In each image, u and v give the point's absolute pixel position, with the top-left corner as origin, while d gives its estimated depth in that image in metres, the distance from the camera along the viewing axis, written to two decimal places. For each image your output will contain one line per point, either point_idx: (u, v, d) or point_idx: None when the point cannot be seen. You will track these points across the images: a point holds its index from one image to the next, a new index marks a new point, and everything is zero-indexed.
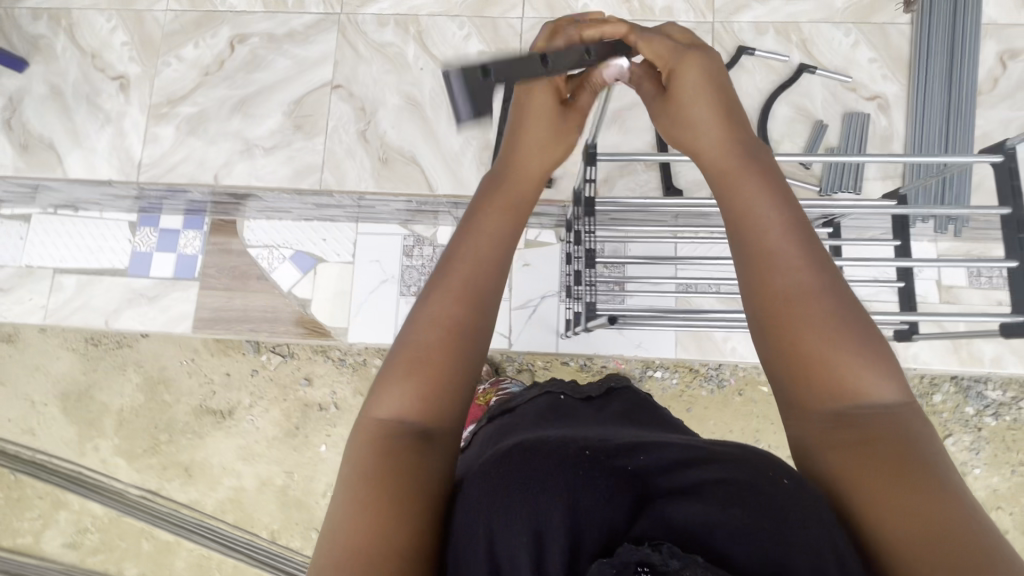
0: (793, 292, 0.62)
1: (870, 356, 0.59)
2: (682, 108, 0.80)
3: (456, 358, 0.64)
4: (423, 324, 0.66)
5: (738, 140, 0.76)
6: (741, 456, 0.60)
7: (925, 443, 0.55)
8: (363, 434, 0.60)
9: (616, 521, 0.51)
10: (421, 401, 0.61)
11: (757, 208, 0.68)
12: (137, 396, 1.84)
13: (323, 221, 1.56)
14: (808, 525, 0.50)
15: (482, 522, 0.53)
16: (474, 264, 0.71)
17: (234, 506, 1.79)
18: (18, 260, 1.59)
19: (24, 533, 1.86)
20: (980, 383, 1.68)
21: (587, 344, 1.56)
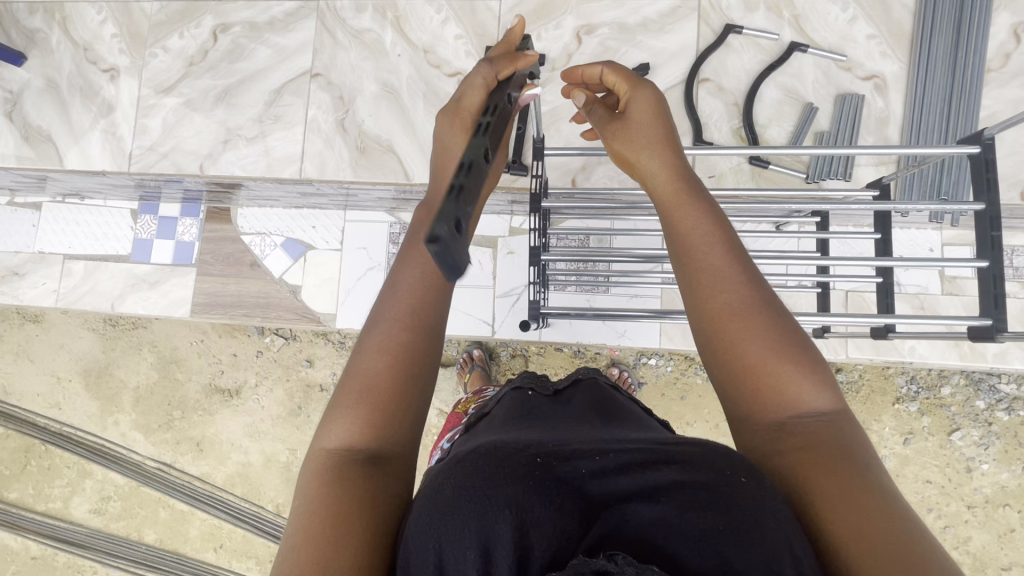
0: (736, 318, 0.61)
1: (806, 369, 0.60)
2: (631, 126, 0.75)
3: (407, 385, 0.61)
4: (371, 351, 0.62)
5: (673, 147, 0.74)
6: (696, 444, 0.54)
7: (853, 443, 0.56)
8: (313, 465, 0.57)
9: (568, 531, 0.48)
10: (372, 425, 0.58)
11: (698, 229, 0.67)
12: (151, 374, 1.93)
13: (312, 209, 1.59)
14: (768, 526, 0.48)
15: (431, 536, 0.49)
16: (416, 286, 0.65)
17: (242, 480, 1.88)
18: (32, 246, 1.67)
19: (53, 500, 1.98)
20: (993, 376, 1.61)
21: (571, 333, 1.56)
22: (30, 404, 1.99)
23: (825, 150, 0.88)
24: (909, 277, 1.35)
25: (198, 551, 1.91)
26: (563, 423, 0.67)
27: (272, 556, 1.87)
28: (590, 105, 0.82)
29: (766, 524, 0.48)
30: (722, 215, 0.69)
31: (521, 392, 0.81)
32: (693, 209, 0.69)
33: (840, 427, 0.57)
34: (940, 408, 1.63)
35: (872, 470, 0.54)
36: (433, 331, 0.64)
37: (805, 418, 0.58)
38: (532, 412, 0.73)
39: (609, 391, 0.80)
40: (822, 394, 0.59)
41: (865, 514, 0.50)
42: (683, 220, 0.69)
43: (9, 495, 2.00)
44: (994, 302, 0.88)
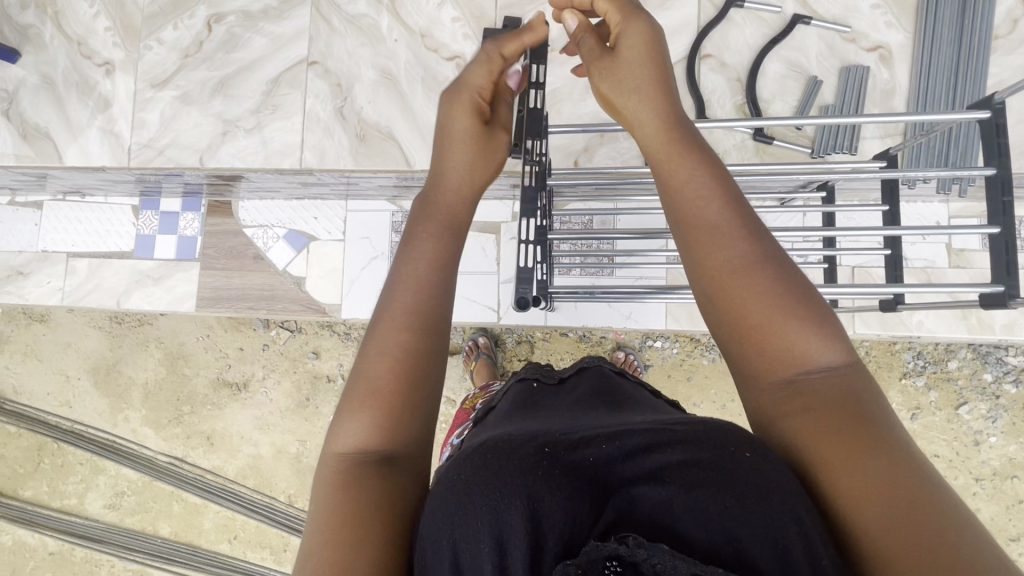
0: (738, 275, 0.60)
1: (816, 324, 0.58)
2: (620, 65, 0.74)
3: (416, 375, 0.60)
4: (377, 342, 0.62)
5: (664, 95, 0.73)
6: (699, 423, 0.54)
7: (863, 397, 0.55)
8: (327, 466, 0.58)
9: (579, 518, 0.47)
10: (383, 429, 0.58)
11: (693, 188, 0.65)
12: (159, 370, 1.94)
13: (313, 200, 1.58)
14: (775, 508, 0.48)
15: (446, 534, 0.50)
16: (419, 284, 0.65)
17: (254, 472, 1.90)
18: (35, 246, 1.67)
19: (68, 496, 2.00)
20: (1000, 349, 1.61)
21: (575, 318, 1.56)
22: (41, 403, 2.00)
23: (830, 121, 0.86)
24: (915, 251, 1.34)
25: (213, 542, 1.93)
26: (569, 411, 0.67)
27: (286, 546, 1.89)
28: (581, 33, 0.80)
29: (772, 501, 0.48)
30: (717, 163, 0.68)
31: (527, 383, 0.81)
32: (685, 164, 0.67)
33: (847, 383, 0.56)
34: (947, 382, 1.63)
35: (882, 427, 0.53)
36: (439, 330, 0.64)
37: (810, 372, 0.56)
38: (538, 403, 0.73)
39: (612, 377, 0.81)
40: (829, 346, 0.57)
41: (876, 479, 0.50)
42: (674, 174, 0.67)
43: (24, 493, 2.02)
44: (1006, 270, 0.87)
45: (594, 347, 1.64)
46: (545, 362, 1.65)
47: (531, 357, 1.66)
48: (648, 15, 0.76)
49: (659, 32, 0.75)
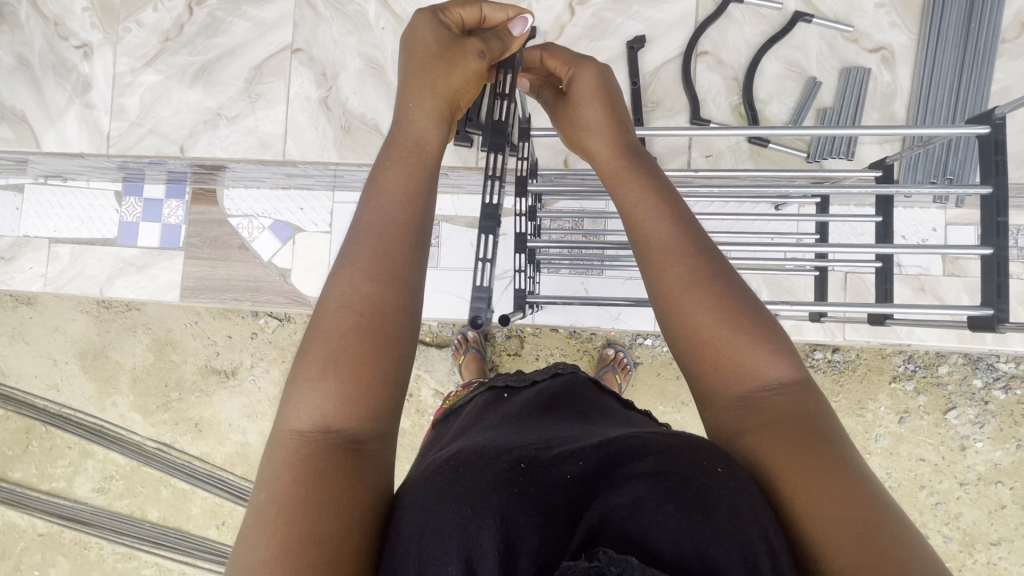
0: (687, 296, 0.59)
1: (764, 341, 0.58)
2: (575, 109, 0.77)
3: (376, 346, 0.56)
4: (334, 308, 0.57)
5: (618, 122, 0.75)
6: (674, 436, 0.53)
7: (819, 418, 0.55)
8: (285, 451, 0.53)
9: (555, 536, 0.48)
10: (347, 401, 0.54)
11: (650, 207, 0.65)
12: (147, 356, 1.93)
13: (299, 190, 1.55)
14: (745, 520, 0.47)
15: (413, 551, 0.48)
16: (387, 230, 0.61)
17: (241, 460, 1.89)
18: (16, 230, 1.64)
19: (56, 479, 2.00)
20: (992, 355, 1.60)
21: (565, 315, 1.55)
22: (28, 386, 1.99)
23: (817, 130, 0.82)
24: (909, 257, 1.32)
25: (201, 527, 1.93)
26: (536, 420, 0.66)
27: None
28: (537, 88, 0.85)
29: (743, 511, 0.47)
30: (668, 184, 0.69)
31: (496, 393, 0.79)
32: (641, 182, 0.68)
33: (803, 401, 0.56)
34: (936, 386, 1.62)
35: (842, 450, 0.52)
36: (410, 284, 0.60)
37: (766, 391, 0.56)
38: (509, 410, 0.71)
39: (587, 387, 0.78)
40: (781, 362, 0.57)
41: (838, 502, 0.48)
42: (631, 193, 0.67)
43: (13, 474, 2.02)
44: (998, 292, 0.85)
45: (584, 343, 1.64)
46: (535, 357, 1.65)
47: (520, 352, 1.65)
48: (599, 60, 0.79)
49: (610, 72, 0.77)
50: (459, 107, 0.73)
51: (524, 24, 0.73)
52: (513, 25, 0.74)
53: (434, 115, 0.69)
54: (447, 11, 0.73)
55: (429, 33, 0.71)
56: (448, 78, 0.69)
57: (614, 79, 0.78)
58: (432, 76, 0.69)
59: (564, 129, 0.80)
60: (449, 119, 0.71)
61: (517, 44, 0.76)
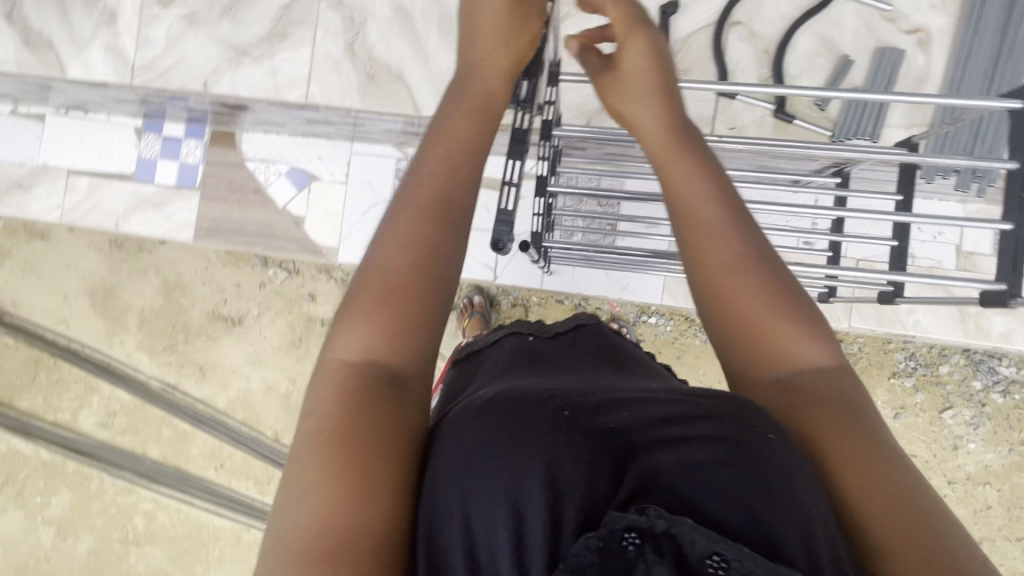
0: (731, 274, 0.61)
1: (804, 325, 0.60)
2: (620, 78, 0.75)
3: (427, 287, 0.58)
4: (389, 246, 0.59)
5: (670, 96, 0.73)
6: (722, 397, 0.54)
7: (857, 400, 0.57)
8: (331, 376, 0.55)
9: (599, 490, 0.48)
10: (390, 341, 0.56)
11: (698, 189, 0.66)
12: (157, 297, 1.96)
13: (318, 138, 1.55)
14: (798, 490, 0.47)
15: (458, 494, 0.50)
16: (441, 177, 0.62)
17: (243, 405, 1.92)
18: (35, 159, 1.65)
19: (63, 411, 2.04)
20: (993, 358, 1.61)
21: (572, 283, 1.57)
22: (39, 318, 2.02)
23: (865, 97, 0.80)
24: (923, 250, 1.31)
25: (200, 468, 1.96)
26: (571, 373, 0.68)
27: (270, 479, 1.92)
28: (582, 55, 0.79)
29: (790, 478, 0.48)
30: (717, 168, 0.69)
31: (521, 336, 0.82)
32: (691, 163, 0.68)
33: (833, 379, 0.58)
34: (935, 385, 1.63)
35: (879, 433, 0.55)
36: (460, 231, 0.61)
37: (800, 370, 0.58)
38: (541, 360, 0.74)
39: (609, 337, 0.84)
40: (817, 343, 0.59)
41: (879, 483, 0.51)
42: (680, 175, 0.68)
43: (19, 403, 2.05)
44: (1013, 268, 0.87)
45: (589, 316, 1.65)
46: None
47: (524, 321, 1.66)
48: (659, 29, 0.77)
49: (663, 44, 0.75)
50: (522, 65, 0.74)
51: None
52: None
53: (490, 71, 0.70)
54: None
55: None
56: (515, 35, 0.71)
57: (666, 52, 0.76)
58: (500, 33, 0.70)
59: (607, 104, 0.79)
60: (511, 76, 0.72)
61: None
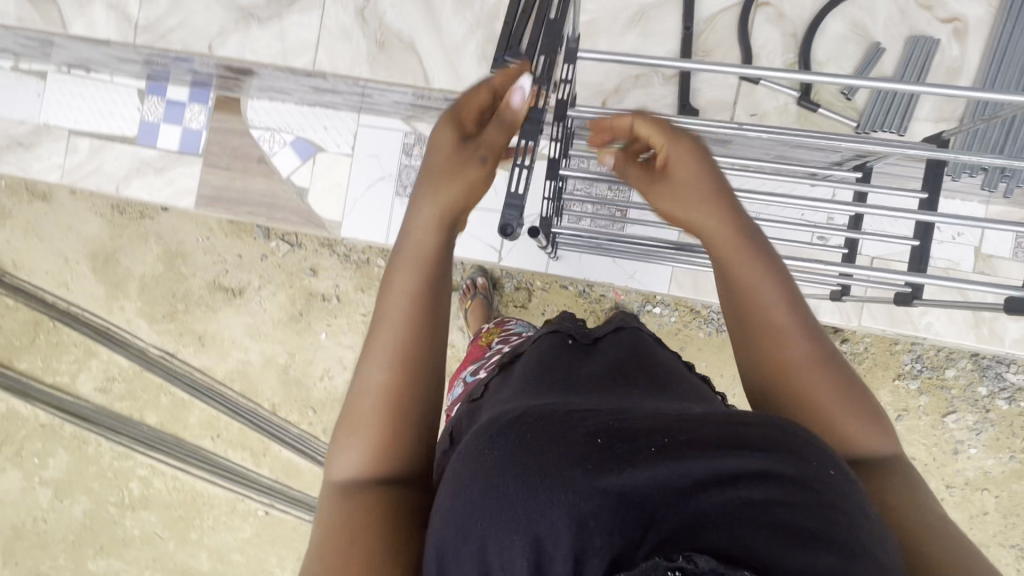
0: (807, 376, 0.63)
1: (873, 423, 0.63)
2: (678, 186, 0.70)
3: (400, 419, 0.62)
4: (361, 389, 0.64)
5: (728, 200, 0.70)
6: (767, 423, 0.51)
7: (915, 483, 0.60)
8: (326, 496, 0.62)
9: (629, 533, 0.45)
10: (372, 461, 0.62)
11: (767, 286, 0.67)
12: (157, 265, 1.94)
13: (325, 108, 1.51)
14: (857, 535, 0.45)
15: (482, 523, 0.50)
16: (404, 331, 0.64)
17: (241, 377, 1.91)
18: (36, 117, 1.62)
19: (61, 374, 2.03)
20: (1002, 364, 1.58)
21: (578, 269, 1.53)
22: (39, 280, 2.00)
23: (892, 86, 0.72)
24: (940, 250, 1.27)
25: (197, 437, 1.96)
26: (608, 390, 0.65)
27: (266, 451, 1.92)
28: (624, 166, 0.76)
29: (839, 519, 0.45)
30: (780, 266, 0.69)
31: (561, 337, 0.80)
32: (760, 265, 0.67)
33: (902, 481, 0.60)
34: (940, 389, 1.61)
35: (936, 509, 0.58)
36: (426, 370, 0.64)
37: (868, 466, 0.62)
38: (578, 372, 0.71)
39: (649, 343, 0.80)
40: (885, 443, 0.63)
41: (951, 549, 0.53)
42: (750, 274, 0.67)
43: (19, 365, 2.05)
44: None
45: (593, 304, 1.62)
46: (541, 312, 1.65)
47: (527, 305, 1.65)
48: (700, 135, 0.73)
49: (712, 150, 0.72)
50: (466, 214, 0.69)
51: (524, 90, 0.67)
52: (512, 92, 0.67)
53: (435, 216, 0.66)
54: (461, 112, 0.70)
55: (444, 131, 0.68)
56: (457, 180, 0.66)
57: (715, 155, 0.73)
58: (442, 181, 0.66)
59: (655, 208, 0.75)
60: (452, 226, 0.68)
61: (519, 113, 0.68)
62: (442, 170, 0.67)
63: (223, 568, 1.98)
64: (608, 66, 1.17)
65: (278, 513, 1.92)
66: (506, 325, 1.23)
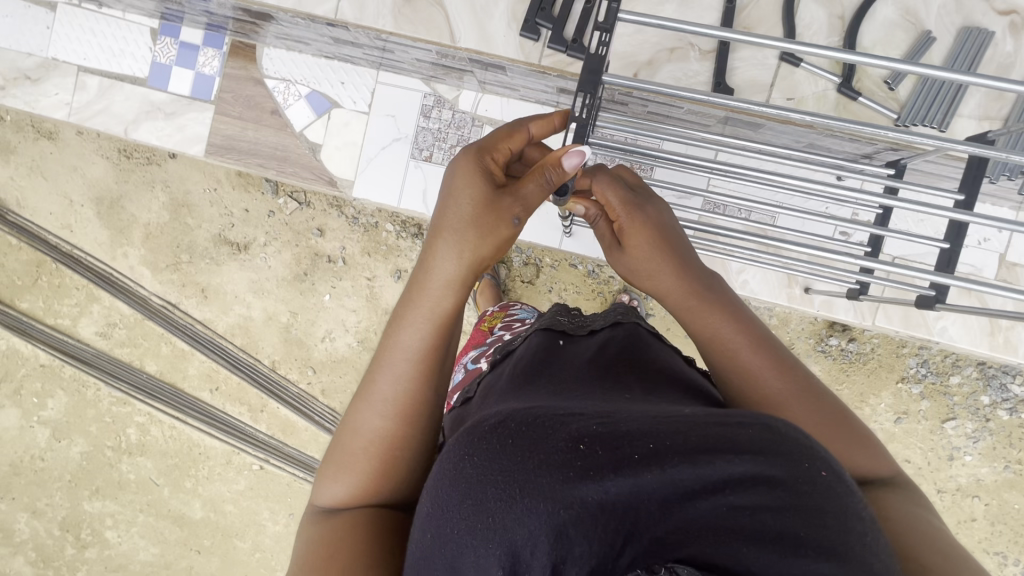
0: (781, 410, 0.64)
1: (859, 441, 0.64)
2: (635, 250, 0.73)
3: (387, 456, 0.66)
4: (351, 433, 0.66)
5: (676, 251, 0.73)
6: (762, 423, 0.46)
7: (914, 503, 0.61)
8: (314, 518, 0.66)
9: (607, 548, 0.45)
10: (358, 491, 0.65)
11: (725, 327, 0.69)
12: (163, 214, 1.91)
13: (343, 63, 1.47)
14: (850, 537, 0.43)
15: (463, 529, 0.49)
16: (410, 381, 0.66)
17: (242, 332, 1.90)
18: (44, 50, 1.57)
19: (62, 316, 2.02)
20: (1007, 374, 1.57)
21: (590, 248, 1.49)
22: (42, 221, 1.97)
23: (939, 75, 0.69)
24: (965, 255, 1.24)
25: (196, 389, 1.97)
26: (597, 389, 0.63)
27: (263, 408, 1.92)
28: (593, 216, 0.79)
29: (825, 522, 0.43)
30: (742, 307, 0.72)
31: (552, 336, 0.81)
32: (714, 315, 0.70)
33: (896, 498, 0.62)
34: (942, 395, 1.60)
35: (934, 523, 0.59)
36: (419, 412, 0.67)
37: (866, 483, 0.63)
38: (565, 370, 0.70)
39: (649, 340, 0.79)
40: (877, 461, 0.65)
41: (946, 555, 0.54)
42: (708, 320, 0.70)
43: (20, 304, 2.03)
44: None
45: (600, 285, 1.61)
46: (547, 289, 1.63)
47: (534, 281, 1.63)
48: (656, 194, 0.77)
49: (664, 212, 0.75)
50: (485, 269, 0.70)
51: (581, 157, 0.68)
52: (569, 154, 0.67)
53: (457, 276, 0.66)
54: (491, 159, 0.69)
55: (473, 183, 0.67)
56: (492, 236, 0.67)
57: (666, 215, 0.76)
58: (475, 235, 0.66)
59: (620, 269, 0.77)
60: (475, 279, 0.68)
61: (568, 177, 0.69)
62: (472, 223, 0.66)
63: (216, 517, 2.00)
64: (644, 36, 1.13)
65: (273, 468, 1.94)
66: (510, 311, 1.20)
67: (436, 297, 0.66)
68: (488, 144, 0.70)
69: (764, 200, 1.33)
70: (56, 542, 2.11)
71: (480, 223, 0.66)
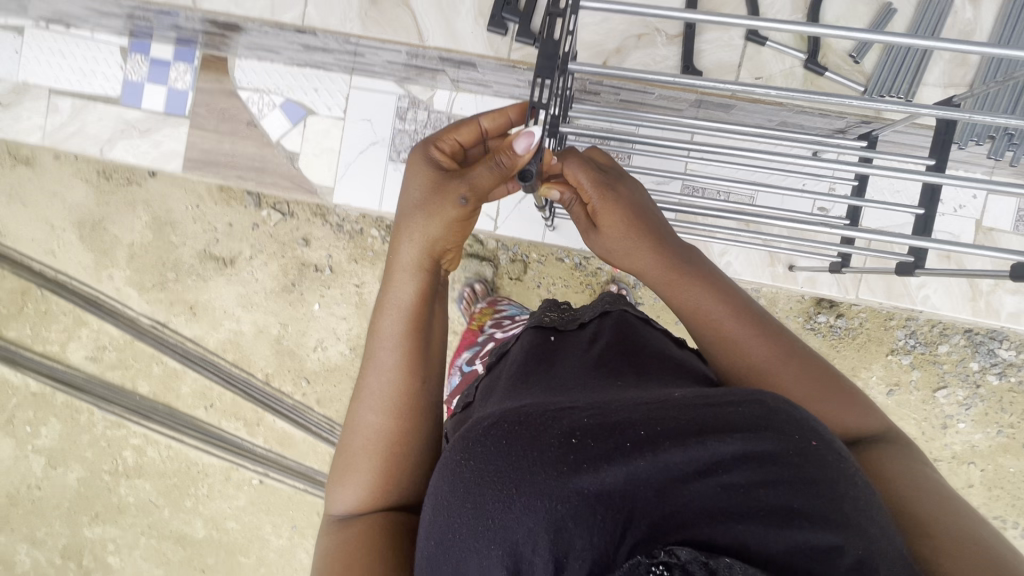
0: (771, 379, 0.65)
1: (853, 403, 0.65)
2: (608, 232, 0.73)
3: (384, 457, 0.65)
4: (350, 438, 0.67)
5: (655, 230, 0.73)
6: (751, 403, 0.48)
7: (914, 460, 0.61)
8: (325, 531, 0.66)
9: (607, 541, 0.44)
10: (363, 498, 0.65)
11: (709, 302, 0.70)
12: (146, 234, 1.89)
13: (316, 70, 1.47)
14: (843, 498, 0.44)
15: (463, 533, 0.48)
16: (387, 373, 0.67)
17: (233, 347, 1.89)
18: (14, 75, 1.56)
19: (51, 342, 2.00)
20: (993, 340, 1.58)
21: (575, 241, 1.50)
22: (24, 248, 1.95)
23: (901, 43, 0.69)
24: (942, 223, 1.26)
25: (190, 407, 1.95)
26: (591, 382, 0.64)
27: (259, 421, 1.91)
28: (567, 200, 0.78)
29: (820, 491, 0.44)
30: (726, 281, 0.72)
31: (544, 333, 0.81)
32: (698, 292, 0.70)
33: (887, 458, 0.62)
34: (932, 364, 1.61)
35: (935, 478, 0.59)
36: (412, 411, 0.67)
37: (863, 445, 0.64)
38: (558, 367, 0.71)
39: (638, 326, 0.79)
40: (870, 421, 0.65)
41: (943, 513, 0.54)
42: (693, 297, 0.70)
43: (7, 333, 2.01)
44: None
45: (588, 277, 1.61)
46: (536, 285, 1.63)
47: (522, 277, 1.63)
48: (631, 175, 0.77)
49: (639, 192, 0.75)
50: (449, 253, 0.71)
51: (531, 139, 0.62)
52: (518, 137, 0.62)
53: (417, 260, 0.68)
54: (439, 150, 0.71)
55: (421, 173, 0.69)
56: (444, 220, 0.67)
57: (643, 195, 0.76)
58: (429, 222, 0.67)
59: (602, 253, 0.77)
60: (436, 263, 0.69)
61: (524, 161, 0.64)
62: (424, 211, 0.67)
63: (218, 535, 1.99)
64: (611, 25, 1.14)
65: (273, 482, 1.93)
66: (498, 307, 1.22)
67: (399, 283, 0.69)
68: (437, 137, 0.71)
69: (743, 180, 1.35)
70: (59, 571, 2.09)
71: (433, 210, 0.67)
